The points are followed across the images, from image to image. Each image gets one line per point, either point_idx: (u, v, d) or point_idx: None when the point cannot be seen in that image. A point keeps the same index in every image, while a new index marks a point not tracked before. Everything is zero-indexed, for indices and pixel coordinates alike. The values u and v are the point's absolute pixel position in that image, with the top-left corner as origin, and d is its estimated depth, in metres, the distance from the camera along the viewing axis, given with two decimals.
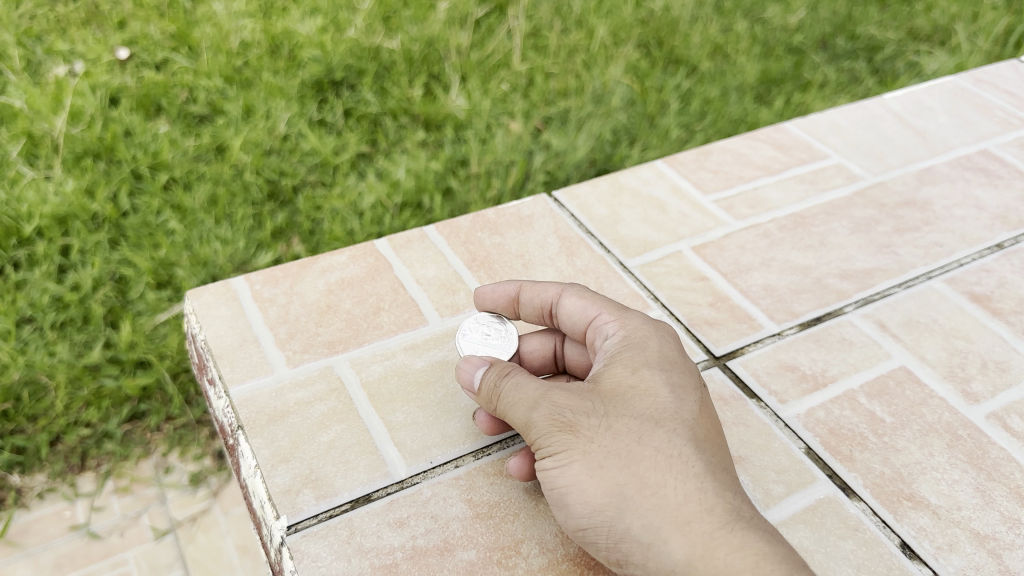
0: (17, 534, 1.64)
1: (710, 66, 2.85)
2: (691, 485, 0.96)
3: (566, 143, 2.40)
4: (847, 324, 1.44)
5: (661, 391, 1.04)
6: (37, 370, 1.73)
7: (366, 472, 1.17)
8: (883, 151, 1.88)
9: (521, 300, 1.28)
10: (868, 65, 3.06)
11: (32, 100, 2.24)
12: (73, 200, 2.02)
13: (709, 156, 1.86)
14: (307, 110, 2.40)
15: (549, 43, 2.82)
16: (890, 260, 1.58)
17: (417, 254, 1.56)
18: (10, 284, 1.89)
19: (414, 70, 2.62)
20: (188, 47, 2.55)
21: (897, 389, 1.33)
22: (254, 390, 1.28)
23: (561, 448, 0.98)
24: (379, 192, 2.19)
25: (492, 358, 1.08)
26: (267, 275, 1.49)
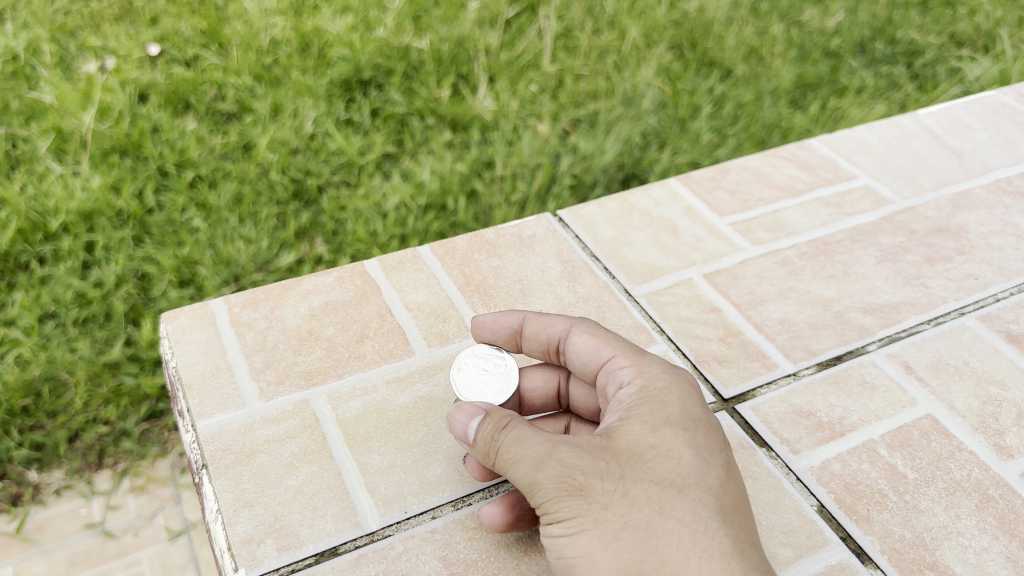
0: (33, 531, 1.58)
1: (745, 70, 2.72)
2: (717, 565, 0.87)
3: (593, 146, 2.29)
4: (870, 365, 1.32)
5: (684, 452, 0.94)
6: (58, 366, 1.69)
7: (334, 522, 1.08)
8: (914, 173, 1.75)
9: (525, 333, 1.16)
10: (907, 70, 2.90)
11: (62, 94, 2.14)
12: (99, 197, 1.94)
13: (727, 174, 1.74)
14: (335, 110, 2.29)
15: (581, 44, 2.69)
16: (919, 293, 1.46)
17: (409, 277, 1.47)
18: (35, 280, 1.84)
19: (443, 69, 2.50)
20: (219, 44, 2.43)
21: (922, 441, 1.22)
22: (223, 425, 1.20)
23: (571, 514, 0.89)
24: (403, 194, 2.10)
25: (489, 405, 0.98)
26: (247, 297, 1.40)
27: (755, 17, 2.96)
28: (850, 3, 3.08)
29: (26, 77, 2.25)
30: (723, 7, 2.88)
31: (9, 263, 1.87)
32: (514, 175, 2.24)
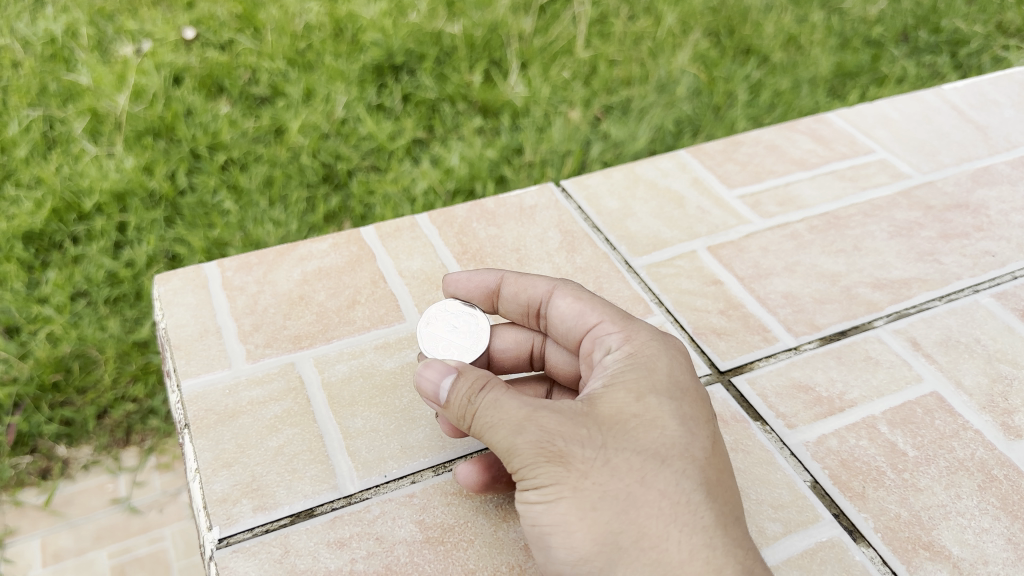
0: (61, 505, 1.61)
1: (783, 57, 2.66)
2: (698, 540, 0.84)
3: (625, 133, 2.27)
4: (875, 341, 1.28)
5: (668, 422, 0.90)
6: (88, 344, 1.70)
7: (312, 484, 1.06)
8: (935, 148, 1.69)
9: (502, 294, 1.13)
10: (951, 60, 2.81)
11: (98, 76, 2.14)
12: (132, 177, 1.95)
13: (739, 147, 1.69)
14: (366, 95, 2.28)
15: (615, 30, 2.64)
16: (932, 269, 1.41)
17: (405, 244, 1.45)
18: (69, 259, 1.85)
19: (475, 55, 2.45)
20: (255, 29, 2.41)
21: (925, 419, 1.17)
22: (207, 385, 1.19)
23: (548, 481, 0.84)
24: (432, 178, 2.09)
25: (461, 363, 0.90)
26: (240, 262, 1.39)
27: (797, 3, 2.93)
28: None
29: (64, 59, 2.26)
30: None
31: (44, 242, 1.88)
32: (545, 161, 2.22)
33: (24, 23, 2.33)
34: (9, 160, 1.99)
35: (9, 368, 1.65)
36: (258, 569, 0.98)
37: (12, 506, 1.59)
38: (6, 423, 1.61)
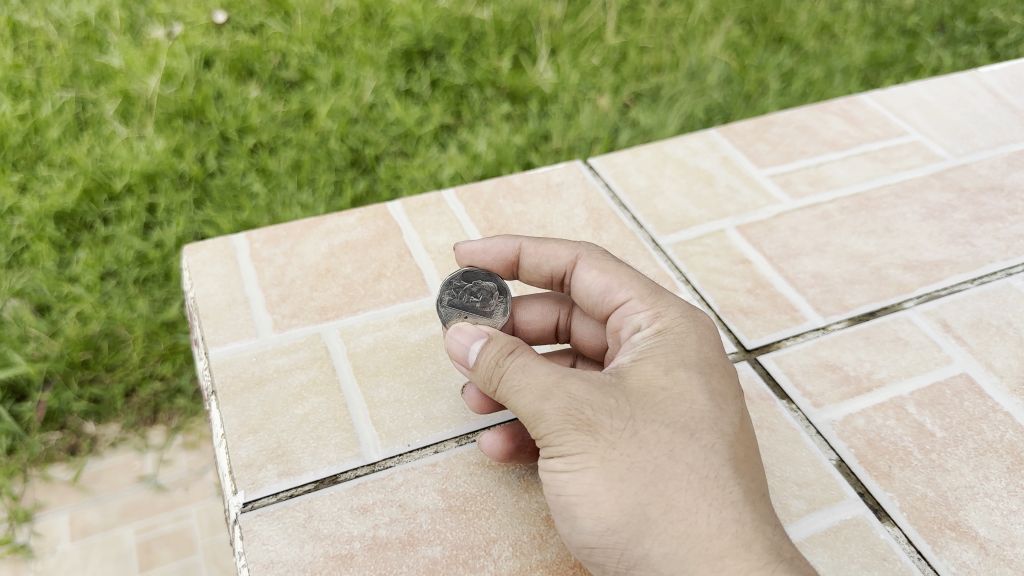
0: (89, 480, 1.63)
1: (816, 46, 2.62)
2: (727, 514, 0.83)
3: (654, 121, 2.27)
4: (905, 322, 1.26)
5: (698, 397, 0.90)
6: (117, 323, 1.73)
7: (336, 452, 1.07)
8: (970, 131, 1.66)
9: (523, 265, 1.13)
10: (988, 50, 2.75)
11: (130, 58, 2.16)
12: (162, 158, 1.97)
13: (770, 127, 1.67)
14: (395, 80, 2.28)
15: (647, 17, 2.63)
16: (964, 252, 1.39)
17: (431, 220, 1.45)
18: (99, 240, 1.88)
19: (504, 41, 2.46)
20: (285, 14, 2.43)
21: (954, 401, 1.15)
22: (234, 353, 1.20)
23: (575, 449, 0.84)
24: (458, 165, 2.10)
25: (491, 330, 0.92)
26: (269, 234, 1.40)
27: None
28: None
29: (96, 42, 2.28)
30: None
31: (76, 223, 1.90)
32: (572, 148, 2.23)
33: (59, 5, 2.36)
34: (43, 140, 2.02)
35: (41, 346, 1.70)
36: (281, 533, 0.99)
37: (42, 481, 1.61)
38: (37, 399, 1.65)
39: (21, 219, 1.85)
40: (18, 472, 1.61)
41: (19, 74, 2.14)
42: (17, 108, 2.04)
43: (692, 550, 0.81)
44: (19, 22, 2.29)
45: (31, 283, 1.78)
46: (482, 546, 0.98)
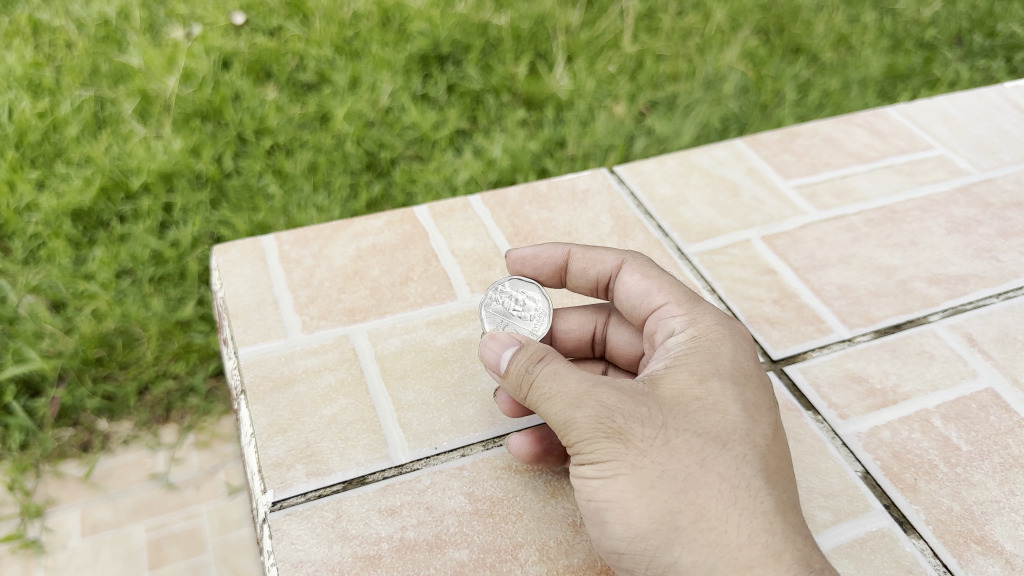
0: (100, 477, 1.64)
1: (832, 58, 2.63)
2: (757, 524, 0.84)
3: (670, 129, 2.28)
4: (930, 335, 1.26)
5: (730, 406, 0.91)
6: (132, 321, 1.76)
7: (364, 453, 1.08)
8: (995, 145, 1.66)
9: (570, 268, 1.15)
10: (1005, 65, 2.75)
11: (150, 58, 2.20)
12: (179, 159, 2.00)
13: (795, 138, 1.67)
14: (412, 85, 2.31)
15: (664, 26, 2.64)
16: (989, 267, 1.39)
17: (458, 224, 1.46)
18: (115, 237, 1.90)
19: (520, 47, 2.48)
20: (303, 17, 2.46)
21: (979, 415, 1.16)
22: (264, 353, 1.21)
23: (605, 454, 0.86)
24: (474, 169, 2.12)
25: (523, 337, 0.93)
26: (297, 235, 1.41)
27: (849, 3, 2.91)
28: None
29: (116, 41, 2.32)
30: None
31: (92, 220, 1.93)
32: (587, 155, 2.23)
33: (80, 4, 2.40)
34: (61, 138, 2.04)
35: (56, 342, 1.72)
36: (310, 533, 0.99)
37: (54, 477, 1.63)
38: (51, 395, 1.68)
39: (38, 216, 1.88)
40: (31, 467, 1.62)
41: (38, 72, 2.17)
42: (37, 106, 2.06)
43: (721, 559, 0.83)
44: (40, 20, 2.34)
45: (47, 279, 1.81)
46: (509, 550, 0.98)
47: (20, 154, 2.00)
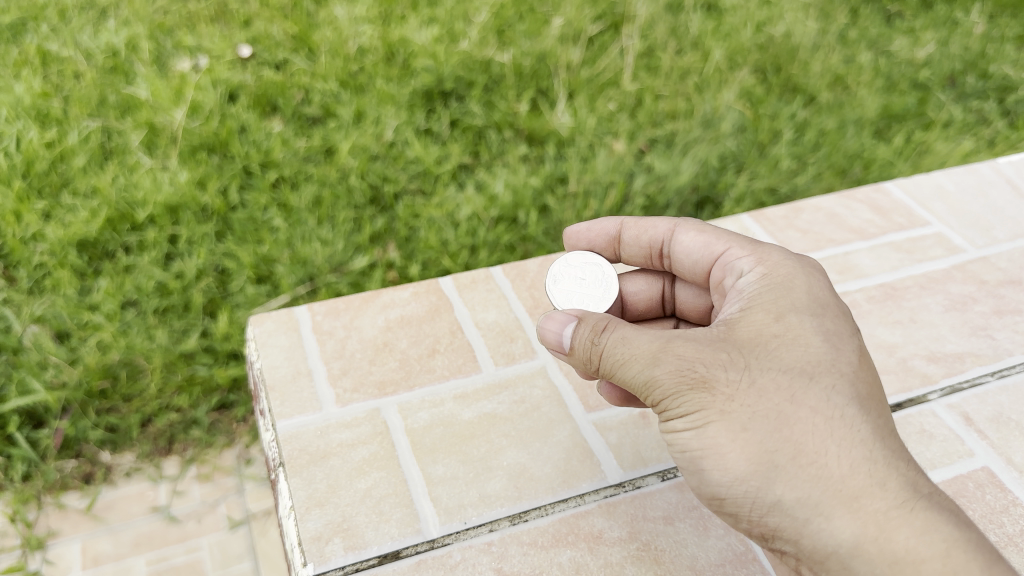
0: (102, 509, 1.75)
1: (829, 97, 2.81)
2: (855, 453, 0.97)
3: (669, 167, 2.43)
4: (930, 414, 1.33)
5: (811, 339, 1.05)
6: (136, 353, 1.85)
7: (398, 527, 1.14)
8: (990, 223, 1.75)
9: (624, 238, 1.40)
10: (998, 106, 2.97)
11: (157, 90, 2.40)
12: (186, 191, 2.17)
13: (799, 213, 1.76)
14: (415, 119, 2.53)
15: (663, 64, 2.86)
16: (984, 344, 1.47)
17: (481, 296, 1.54)
18: (120, 269, 2.04)
19: (522, 83, 2.73)
20: (308, 49, 2.75)
21: (976, 494, 1.23)
22: (300, 426, 1.28)
23: (696, 406, 0.99)
24: (475, 205, 2.29)
25: (582, 314, 1.10)
26: (329, 306, 1.49)
27: (844, 44, 3.10)
28: (943, 35, 3.16)
29: (123, 72, 2.58)
30: (810, 33, 2.98)
31: (98, 250, 2.09)
32: (587, 191, 2.41)
33: (87, 35, 2.65)
34: (68, 169, 2.23)
35: (59, 373, 1.81)
36: None
37: (56, 508, 1.73)
38: (54, 427, 1.77)
39: (44, 246, 2.03)
40: (33, 498, 1.72)
41: (46, 103, 2.39)
42: (47, 136, 2.26)
43: (826, 491, 0.95)
44: (49, 51, 2.59)
45: (51, 310, 1.92)
46: None
47: (28, 184, 2.17)
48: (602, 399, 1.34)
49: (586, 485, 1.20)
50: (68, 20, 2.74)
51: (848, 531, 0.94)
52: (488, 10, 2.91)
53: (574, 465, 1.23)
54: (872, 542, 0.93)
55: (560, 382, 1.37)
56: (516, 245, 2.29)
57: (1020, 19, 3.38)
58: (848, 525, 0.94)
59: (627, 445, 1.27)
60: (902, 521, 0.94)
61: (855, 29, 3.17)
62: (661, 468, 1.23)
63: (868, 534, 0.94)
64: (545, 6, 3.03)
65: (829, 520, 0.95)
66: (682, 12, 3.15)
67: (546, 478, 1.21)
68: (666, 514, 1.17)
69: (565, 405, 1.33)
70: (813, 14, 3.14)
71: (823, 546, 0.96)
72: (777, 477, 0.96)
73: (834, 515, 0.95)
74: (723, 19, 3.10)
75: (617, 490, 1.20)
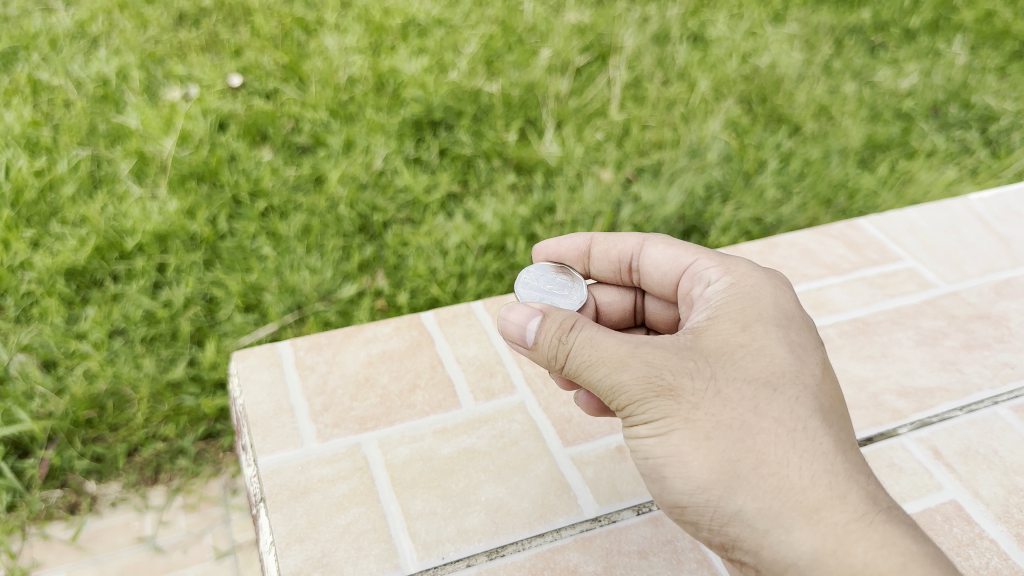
0: (86, 540, 1.73)
1: (814, 127, 2.87)
2: (816, 466, 1.01)
3: (656, 197, 2.47)
4: (899, 449, 1.36)
5: (774, 351, 1.09)
6: (123, 382, 1.87)
7: (377, 562, 1.16)
8: (961, 258, 1.80)
9: (593, 254, 1.45)
10: (980, 136, 3.03)
11: (147, 119, 2.44)
12: (174, 220, 2.20)
13: (774, 249, 1.79)
14: (404, 148, 2.57)
15: (649, 94, 2.92)
16: (954, 378, 1.50)
17: (462, 331, 1.57)
18: (108, 297, 2.06)
19: (511, 113, 2.78)
20: (299, 79, 2.80)
21: (944, 526, 1.25)
22: (281, 462, 1.30)
23: (662, 414, 1.02)
24: (464, 233, 2.32)
25: (546, 308, 1.12)
26: (311, 341, 1.51)
27: (829, 75, 3.17)
28: (925, 66, 3.21)
29: (113, 101, 2.63)
30: (795, 65, 3.06)
31: (85, 278, 2.11)
32: (576, 220, 2.44)
33: (78, 64, 2.70)
34: (57, 197, 2.25)
35: (45, 403, 1.84)
36: None
37: (40, 538, 1.72)
38: (40, 456, 1.78)
39: (32, 274, 2.04)
40: (17, 529, 1.72)
41: (36, 130, 2.43)
42: (36, 164, 2.29)
43: (787, 503, 0.98)
44: (40, 79, 2.63)
45: (38, 338, 1.93)
46: None
47: (17, 212, 2.20)
48: (579, 433, 1.37)
49: (562, 519, 1.22)
50: (59, 49, 2.80)
51: (808, 543, 0.97)
52: (477, 42, 2.99)
53: (551, 499, 1.25)
54: (830, 555, 0.96)
55: (538, 417, 1.39)
56: (504, 273, 2.31)
57: (1001, 50, 3.45)
58: (807, 537, 0.97)
59: (603, 480, 1.29)
60: (861, 535, 0.96)
61: (839, 60, 3.24)
62: (637, 502, 1.25)
63: (828, 546, 0.96)
64: (533, 36, 3.14)
65: (789, 532, 0.98)
66: (669, 44, 3.24)
67: (524, 513, 1.23)
68: (640, 549, 1.19)
69: (543, 440, 1.35)
70: (798, 46, 3.23)
71: (783, 557, 0.98)
72: (739, 488, 0.99)
73: (794, 529, 0.98)
74: (709, 50, 3.18)
75: (592, 524, 1.22)
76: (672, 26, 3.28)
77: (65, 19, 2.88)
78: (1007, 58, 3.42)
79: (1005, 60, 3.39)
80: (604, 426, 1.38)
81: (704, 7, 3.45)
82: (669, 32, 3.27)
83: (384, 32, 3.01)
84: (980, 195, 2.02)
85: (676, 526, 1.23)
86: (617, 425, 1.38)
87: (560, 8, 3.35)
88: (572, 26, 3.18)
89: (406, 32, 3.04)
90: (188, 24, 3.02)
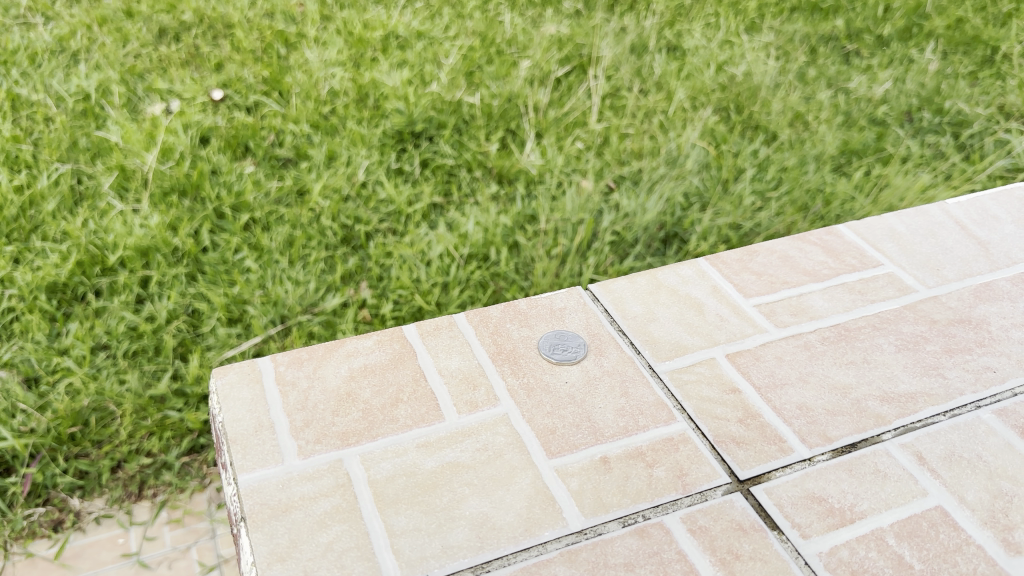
0: (70, 558, 1.67)
1: (790, 134, 2.86)
2: None
3: (635, 205, 2.45)
4: (884, 455, 1.35)
5: None
6: (106, 398, 1.85)
7: None
8: (940, 264, 1.84)
9: None
10: (953, 141, 2.98)
11: (129, 135, 2.46)
12: (157, 234, 2.19)
13: (755, 256, 1.85)
14: (386, 160, 2.57)
15: (627, 104, 2.94)
16: (936, 383, 1.50)
17: (444, 343, 1.57)
18: (90, 312, 2.03)
19: (492, 123, 2.78)
20: (280, 92, 2.79)
21: (930, 532, 1.24)
22: (261, 479, 1.28)
23: None
24: (447, 243, 2.30)
25: None
26: (292, 357, 1.52)
27: (804, 83, 3.21)
28: (898, 74, 3.24)
29: (94, 115, 2.60)
30: (771, 72, 3.08)
31: (67, 294, 2.08)
32: (557, 229, 2.42)
33: (57, 80, 2.69)
34: (38, 213, 2.23)
35: (28, 420, 1.80)
36: None
37: (23, 557, 1.67)
38: (23, 473, 1.75)
39: (14, 290, 2.02)
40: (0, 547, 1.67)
41: (17, 145, 2.42)
42: (16, 180, 2.29)
43: None
44: (19, 95, 2.61)
45: (20, 355, 1.91)
46: None
47: None
48: (564, 444, 1.35)
49: (548, 533, 1.21)
50: (38, 64, 2.78)
51: None
52: (457, 53, 3.01)
53: (536, 512, 1.24)
54: None
55: (522, 429, 1.38)
56: (487, 282, 2.27)
57: (971, 55, 3.43)
58: None
59: (589, 491, 1.27)
60: None
61: (813, 68, 3.29)
62: (623, 514, 1.24)
63: None
64: (512, 48, 3.15)
65: None
66: (646, 53, 3.26)
67: (508, 527, 1.21)
68: (627, 561, 1.17)
69: (528, 451, 1.34)
70: (773, 53, 3.28)
71: None
72: None
73: None
74: (686, 59, 3.22)
75: (578, 537, 1.21)
76: (649, 36, 3.30)
77: (44, 34, 2.88)
78: (979, 65, 3.40)
79: (977, 66, 3.38)
80: (589, 437, 1.37)
81: (680, 18, 3.50)
82: (646, 42, 3.29)
83: (365, 45, 3.02)
84: (954, 201, 2.08)
85: (662, 537, 1.21)
86: (602, 436, 1.37)
87: (538, 19, 3.38)
88: (551, 37, 3.21)
89: (386, 45, 3.05)
90: (168, 38, 3.02)
